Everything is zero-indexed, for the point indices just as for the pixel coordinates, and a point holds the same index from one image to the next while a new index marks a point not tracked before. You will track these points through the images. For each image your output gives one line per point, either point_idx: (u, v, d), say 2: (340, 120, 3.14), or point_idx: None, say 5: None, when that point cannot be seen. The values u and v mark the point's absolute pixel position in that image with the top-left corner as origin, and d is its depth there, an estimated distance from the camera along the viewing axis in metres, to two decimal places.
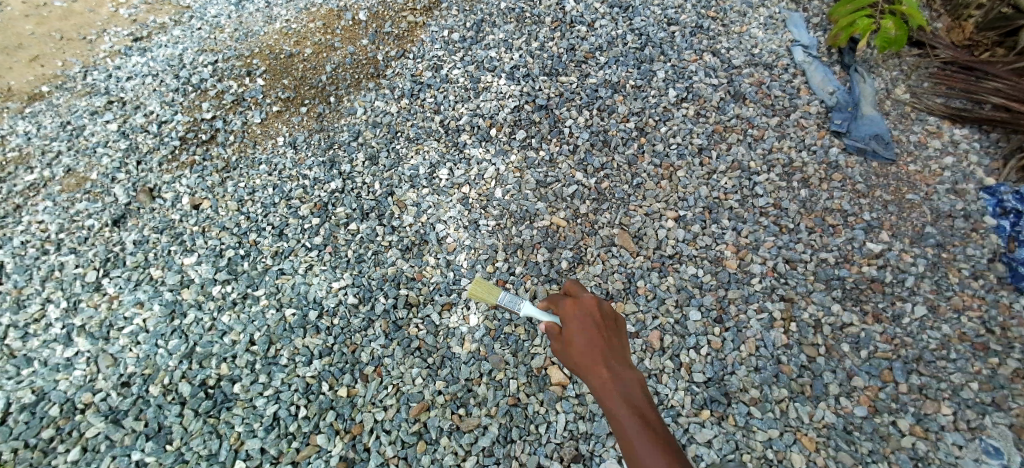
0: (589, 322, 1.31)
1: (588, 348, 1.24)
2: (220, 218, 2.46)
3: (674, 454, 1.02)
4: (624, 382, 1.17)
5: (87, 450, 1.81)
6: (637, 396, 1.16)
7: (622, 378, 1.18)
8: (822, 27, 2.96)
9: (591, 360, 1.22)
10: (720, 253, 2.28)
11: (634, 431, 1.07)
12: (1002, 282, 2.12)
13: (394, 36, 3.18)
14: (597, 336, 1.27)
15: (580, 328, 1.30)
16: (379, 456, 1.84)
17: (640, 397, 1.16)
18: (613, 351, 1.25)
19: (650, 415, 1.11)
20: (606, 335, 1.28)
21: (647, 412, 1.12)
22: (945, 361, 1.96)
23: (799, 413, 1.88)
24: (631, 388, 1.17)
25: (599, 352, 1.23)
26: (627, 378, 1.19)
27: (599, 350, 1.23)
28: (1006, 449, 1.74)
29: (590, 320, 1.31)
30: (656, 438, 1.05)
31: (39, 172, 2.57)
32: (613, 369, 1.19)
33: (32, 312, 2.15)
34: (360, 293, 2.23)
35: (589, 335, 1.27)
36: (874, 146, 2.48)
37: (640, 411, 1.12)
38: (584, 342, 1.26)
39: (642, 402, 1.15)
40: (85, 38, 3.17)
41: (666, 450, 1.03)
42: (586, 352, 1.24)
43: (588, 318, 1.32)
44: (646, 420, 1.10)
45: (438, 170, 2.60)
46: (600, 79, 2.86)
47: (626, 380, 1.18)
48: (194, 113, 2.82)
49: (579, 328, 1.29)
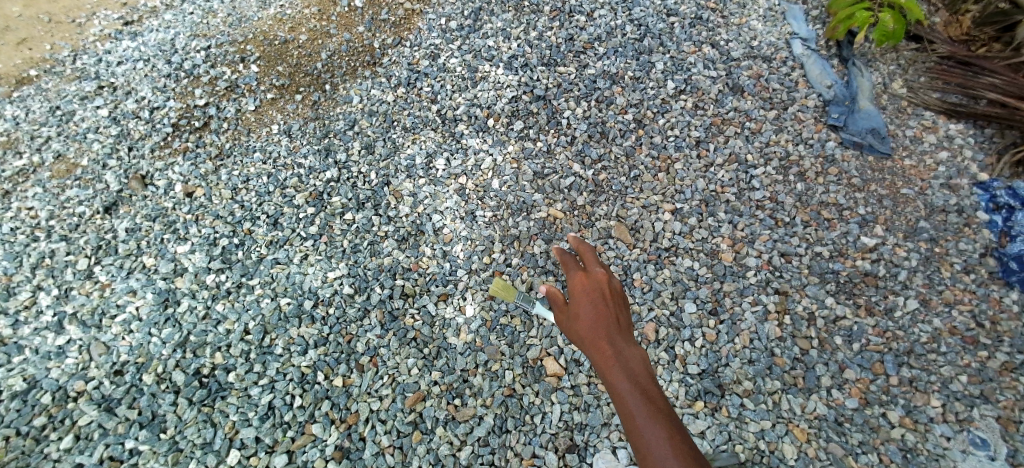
0: (597, 297, 1.28)
1: (594, 322, 1.22)
2: (214, 206, 2.43)
3: (676, 433, 0.99)
4: (627, 358, 1.15)
5: (80, 438, 1.81)
6: (640, 371, 1.13)
7: (626, 353, 1.16)
8: (821, 19, 2.94)
9: (596, 335, 1.20)
10: (716, 246, 2.28)
11: (636, 406, 1.05)
12: (993, 277, 2.15)
13: (390, 23, 3.14)
14: (603, 311, 1.24)
15: (588, 303, 1.27)
16: (375, 445, 1.85)
17: (642, 371, 1.13)
18: (620, 327, 1.23)
19: (652, 391, 1.09)
20: (613, 311, 1.26)
21: (650, 387, 1.10)
22: (935, 354, 1.98)
23: (790, 404, 1.90)
24: (635, 364, 1.14)
25: (606, 328, 1.21)
26: (631, 354, 1.16)
27: (605, 326, 1.21)
28: (992, 440, 1.78)
29: (599, 295, 1.29)
30: (656, 412, 1.03)
31: (28, 158, 2.53)
32: (617, 345, 1.17)
33: (22, 299, 2.12)
34: (356, 283, 2.21)
35: (596, 310, 1.25)
36: (871, 140, 2.49)
37: (643, 386, 1.09)
38: (591, 317, 1.24)
39: (644, 376, 1.12)
40: (75, 21, 3.11)
41: (666, 426, 1.00)
42: (592, 326, 1.22)
43: (597, 294, 1.29)
44: (648, 395, 1.07)
45: (435, 160, 2.58)
46: (598, 70, 2.84)
47: (630, 356, 1.16)
48: (187, 100, 2.78)
49: (588, 303, 1.27)
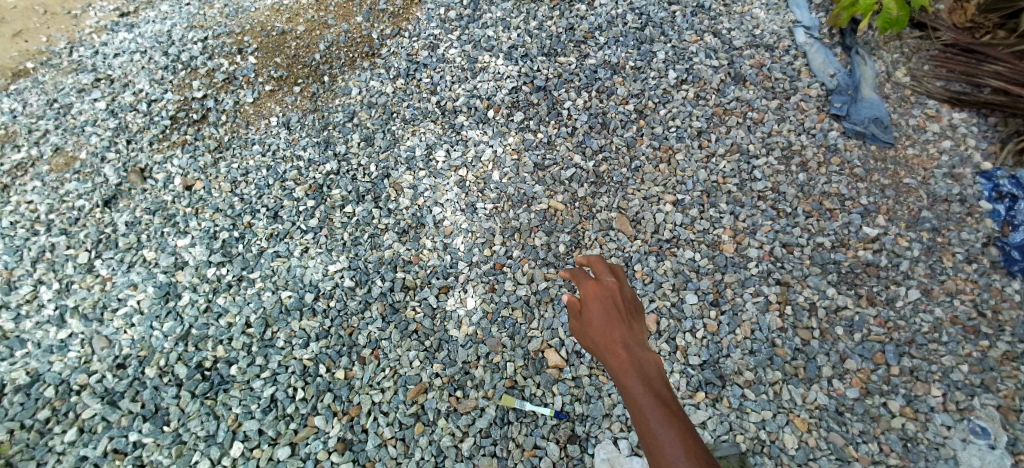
0: (610, 302, 1.14)
1: (607, 325, 1.09)
2: (214, 200, 2.42)
3: (693, 439, 0.85)
4: (642, 361, 1.02)
5: (83, 431, 1.82)
6: (655, 376, 0.99)
7: (640, 356, 1.02)
8: (824, 7, 2.90)
9: (608, 338, 1.06)
10: (717, 237, 2.28)
11: (651, 410, 0.91)
12: (996, 266, 2.14)
13: (389, 13, 3.11)
14: (616, 314, 1.11)
15: (600, 306, 1.14)
16: (378, 437, 1.86)
17: (656, 376, 0.99)
18: (634, 331, 1.10)
19: (667, 396, 0.95)
20: (627, 315, 1.12)
21: (665, 392, 0.96)
22: (937, 344, 1.98)
23: (791, 395, 1.90)
24: (650, 369, 1.00)
25: (619, 330, 1.07)
26: (646, 359, 1.02)
27: (618, 328, 1.08)
28: (993, 429, 1.78)
29: (611, 299, 1.15)
30: (671, 418, 0.90)
31: (27, 151, 2.52)
32: (631, 349, 1.04)
33: (23, 293, 2.12)
34: (357, 276, 2.21)
35: (608, 314, 1.11)
36: (874, 129, 2.47)
37: (657, 391, 0.96)
38: (603, 321, 1.10)
39: (658, 381, 0.98)
40: (70, 13, 3.09)
41: (684, 431, 0.86)
42: (604, 330, 1.08)
43: (610, 298, 1.15)
44: (663, 400, 0.93)
45: (435, 152, 2.57)
46: (599, 60, 2.82)
47: (644, 359, 1.02)
48: (184, 92, 2.76)
49: (600, 306, 1.13)
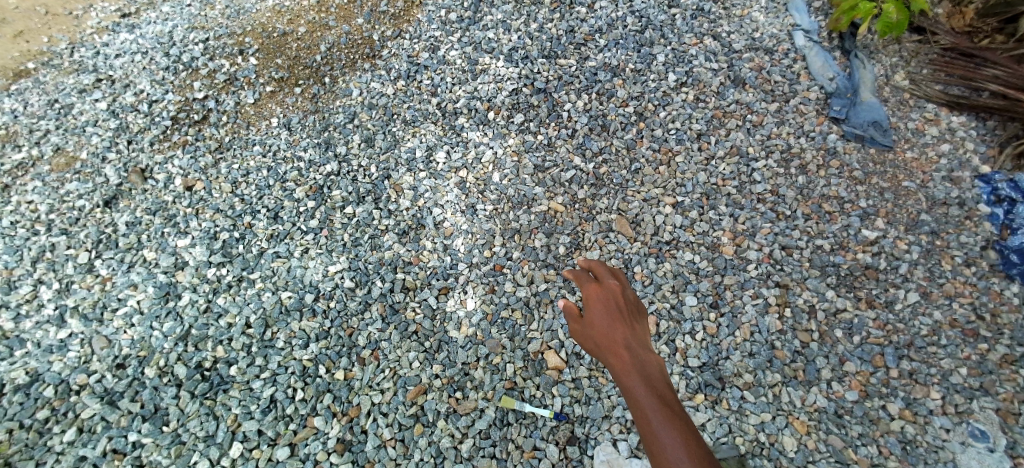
0: (611, 303, 1.15)
1: (609, 326, 1.10)
2: (214, 200, 2.43)
3: (695, 439, 0.86)
4: (644, 362, 1.02)
5: (83, 431, 1.82)
6: (657, 377, 1.00)
7: (641, 357, 1.03)
8: (824, 11, 2.91)
9: (611, 339, 1.07)
10: (717, 239, 2.29)
11: (653, 411, 0.92)
12: (994, 270, 2.15)
13: (390, 15, 3.12)
14: (617, 314, 1.12)
15: (602, 308, 1.14)
16: (377, 438, 1.86)
17: (658, 377, 1.00)
18: (636, 332, 1.10)
19: (669, 397, 0.95)
20: (628, 316, 1.13)
21: (667, 393, 0.97)
22: (936, 347, 1.98)
23: (790, 397, 1.91)
24: (652, 369, 1.01)
25: (621, 331, 1.08)
26: (648, 360, 1.03)
27: (621, 329, 1.08)
28: (992, 432, 1.78)
29: (613, 301, 1.16)
30: (673, 418, 0.90)
31: (28, 151, 2.53)
32: (634, 350, 1.04)
33: (23, 293, 2.12)
34: (357, 277, 2.21)
35: (611, 315, 1.11)
36: (872, 132, 2.48)
37: (659, 392, 0.96)
38: (605, 322, 1.11)
39: (660, 382, 0.99)
40: (71, 13, 3.10)
41: (685, 432, 0.87)
42: (607, 330, 1.09)
43: (612, 300, 1.15)
44: (664, 401, 0.94)
45: (435, 153, 2.58)
46: (599, 62, 2.83)
47: (646, 360, 1.03)
48: (186, 93, 2.77)
49: (602, 308, 1.14)
